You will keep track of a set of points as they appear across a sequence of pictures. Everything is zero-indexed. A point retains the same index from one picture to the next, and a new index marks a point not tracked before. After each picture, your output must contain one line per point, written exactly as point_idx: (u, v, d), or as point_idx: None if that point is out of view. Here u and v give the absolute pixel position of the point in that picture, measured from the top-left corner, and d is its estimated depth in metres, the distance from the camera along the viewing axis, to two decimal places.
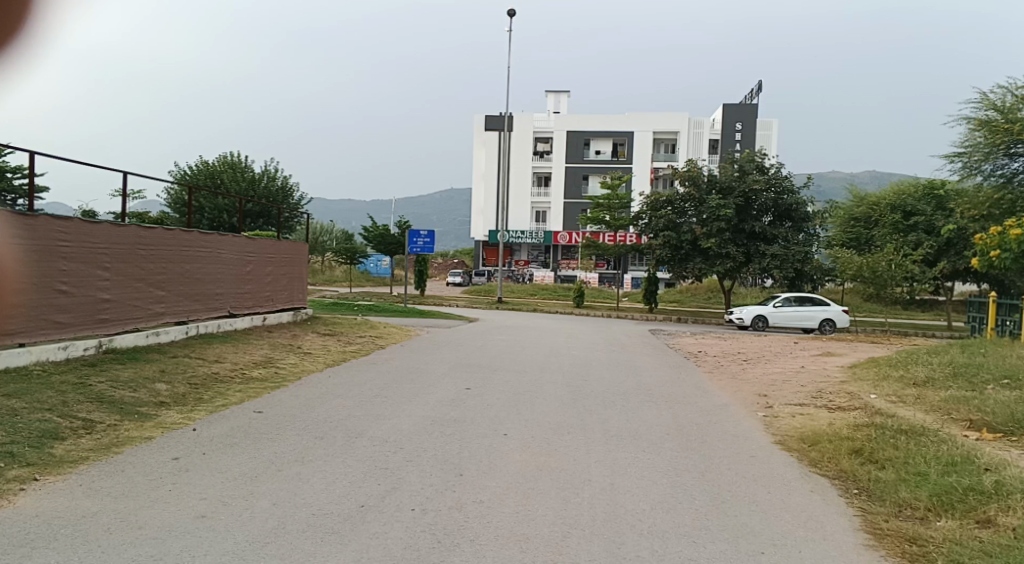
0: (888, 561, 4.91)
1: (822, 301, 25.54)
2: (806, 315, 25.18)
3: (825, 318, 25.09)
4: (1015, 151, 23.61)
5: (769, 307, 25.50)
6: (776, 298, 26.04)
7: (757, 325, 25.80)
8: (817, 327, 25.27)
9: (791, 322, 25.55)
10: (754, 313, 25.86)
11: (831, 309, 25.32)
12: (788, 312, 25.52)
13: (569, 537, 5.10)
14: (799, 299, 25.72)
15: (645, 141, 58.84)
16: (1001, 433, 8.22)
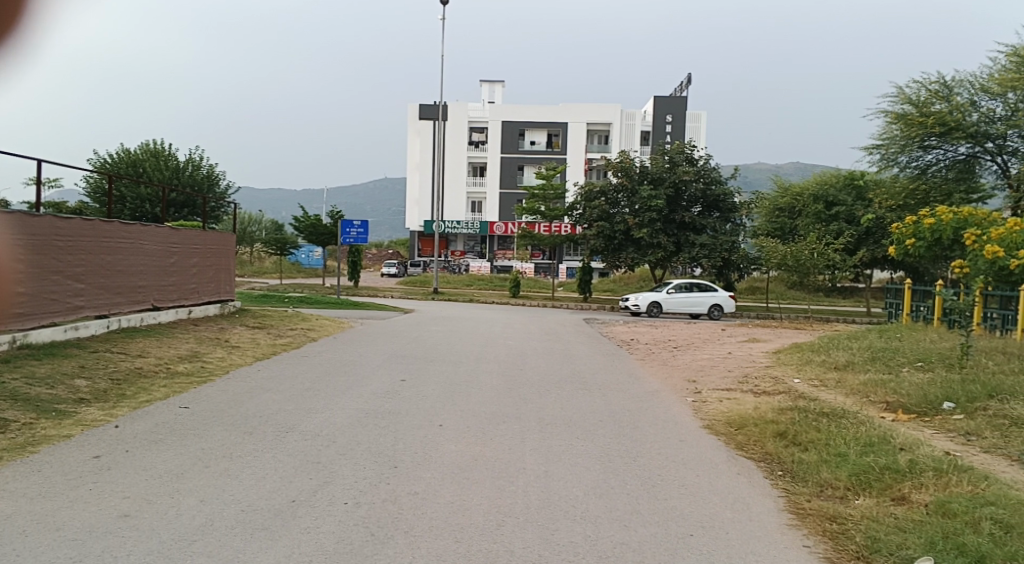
0: (810, 538, 5.09)
1: (710, 286, 26.69)
2: (698, 300, 26.07)
3: (715, 303, 26.19)
4: (929, 144, 24.70)
5: (665, 292, 26.02)
6: (666, 285, 26.68)
7: (652, 310, 26.20)
8: (707, 312, 26.28)
9: (682, 308, 26.30)
10: (649, 299, 26.27)
11: (718, 295, 26.52)
12: (681, 297, 26.23)
13: (504, 526, 5.12)
14: (688, 285, 26.61)
15: (579, 132, 59.34)
16: (915, 414, 8.62)
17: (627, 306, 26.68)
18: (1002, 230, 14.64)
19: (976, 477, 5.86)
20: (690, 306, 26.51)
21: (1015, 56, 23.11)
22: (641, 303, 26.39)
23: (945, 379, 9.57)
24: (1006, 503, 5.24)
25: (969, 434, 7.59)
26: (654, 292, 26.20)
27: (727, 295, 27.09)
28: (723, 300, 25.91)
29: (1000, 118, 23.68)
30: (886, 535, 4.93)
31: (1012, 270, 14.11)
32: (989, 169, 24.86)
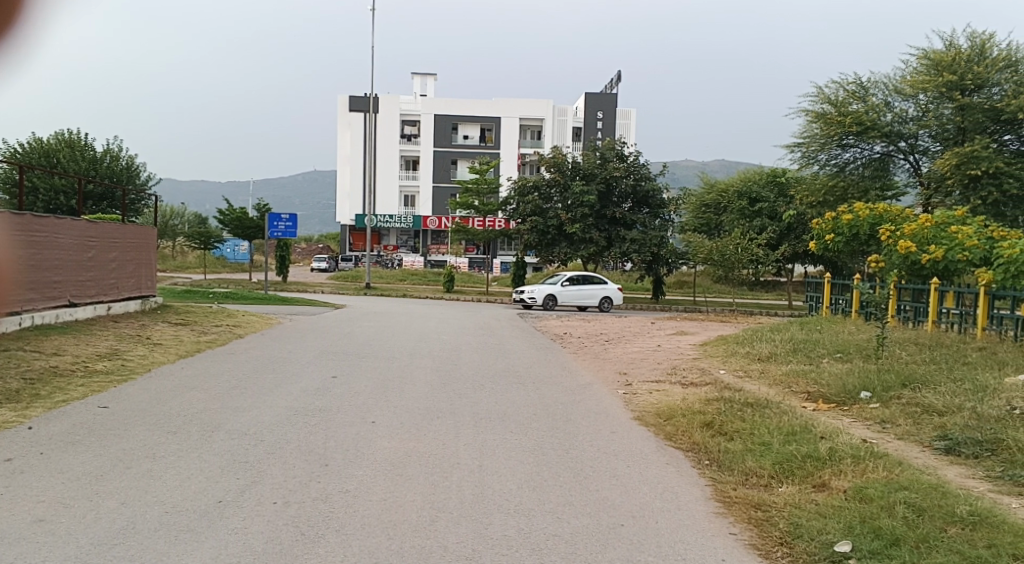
0: (736, 526, 5.23)
1: (601, 279, 27.07)
2: (591, 293, 26.24)
3: (607, 295, 26.58)
4: (846, 143, 25.71)
5: (561, 285, 26.02)
6: (560, 278, 26.61)
7: (549, 303, 26.13)
8: (598, 304, 26.60)
9: (576, 300, 26.42)
10: (545, 292, 26.17)
11: (608, 288, 26.94)
12: (574, 290, 26.37)
13: (438, 522, 5.10)
14: (579, 278, 26.82)
15: (511, 127, 59.50)
16: (833, 403, 8.96)
17: (523, 300, 26.45)
18: (913, 226, 15.30)
19: (891, 463, 6.13)
20: (581, 298, 26.73)
21: (925, 60, 24.23)
22: (537, 297, 26.26)
23: (861, 369, 9.98)
24: (917, 487, 5.49)
25: (885, 422, 7.92)
26: (550, 285, 26.07)
27: (616, 287, 27.62)
28: (613, 292, 26.33)
29: (912, 118, 24.88)
30: (807, 521, 5.11)
31: (924, 264, 14.76)
32: (901, 167, 25.99)
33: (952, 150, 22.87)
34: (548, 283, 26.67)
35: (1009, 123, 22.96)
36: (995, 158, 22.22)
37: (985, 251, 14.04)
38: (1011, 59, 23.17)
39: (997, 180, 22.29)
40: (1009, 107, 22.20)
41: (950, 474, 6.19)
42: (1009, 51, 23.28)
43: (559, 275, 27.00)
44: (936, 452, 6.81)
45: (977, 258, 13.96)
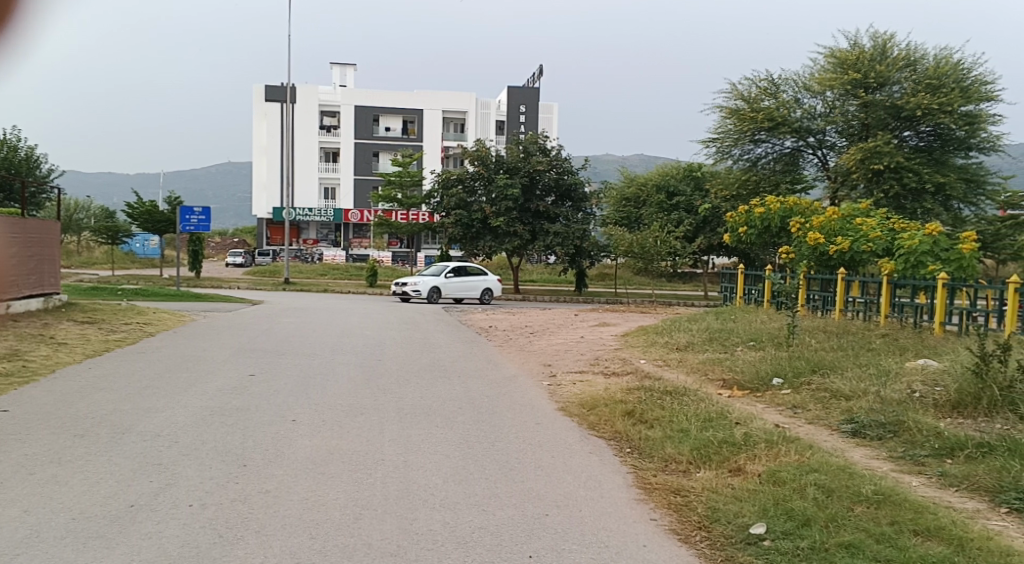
0: (657, 511, 5.35)
1: (480, 270, 26.74)
2: (475, 285, 25.89)
3: (488, 287, 26.33)
4: (759, 138, 26.58)
5: (445, 277, 25.38)
6: (442, 269, 25.91)
7: (434, 296, 25.32)
8: (480, 295, 26.24)
9: (459, 292, 25.84)
10: (431, 285, 25.22)
11: (488, 279, 26.66)
12: (458, 282, 25.81)
13: (362, 519, 5.03)
14: (459, 269, 26.21)
15: (434, 120, 59.14)
16: (748, 390, 9.26)
17: (405, 292, 25.27)
18: (822, 219, 15.92)
19: (802, 447, 6.38)
20: (462, 289, 26.26)
21: (832, 58, 25.23)
22: (421, 288, 25.23)
23: (774, 356, 10.34)
24: (827, 469, 5.73)
25: (796, 407, 8.23)
26: (434, 277, 25.26)
27: (494, 278, 27.44)
28: (494, 284, 26.18)
29: (820, 115, 25.86)
30: (725, 505, 5.26)
31: (832, 255, 15.38)
32: (810, 162, 26.96)
33: (857, 145, 23.99)
34: (429, 273, 25.72)
35: (908, 120, 24.15)
36: (896, 153, 23.36)
37: (887, 242, 14.74)
38: (910, 58, 24.35)
39: (898, 174, 23.42)
40: (908, 104, 23.36)
41: (857, 455, 6.48)
42: (908, 50, 24.46)
43: (439, 267, 26.26)
44: (844, 435, 7.13)
45: (881, 249, 14.64)
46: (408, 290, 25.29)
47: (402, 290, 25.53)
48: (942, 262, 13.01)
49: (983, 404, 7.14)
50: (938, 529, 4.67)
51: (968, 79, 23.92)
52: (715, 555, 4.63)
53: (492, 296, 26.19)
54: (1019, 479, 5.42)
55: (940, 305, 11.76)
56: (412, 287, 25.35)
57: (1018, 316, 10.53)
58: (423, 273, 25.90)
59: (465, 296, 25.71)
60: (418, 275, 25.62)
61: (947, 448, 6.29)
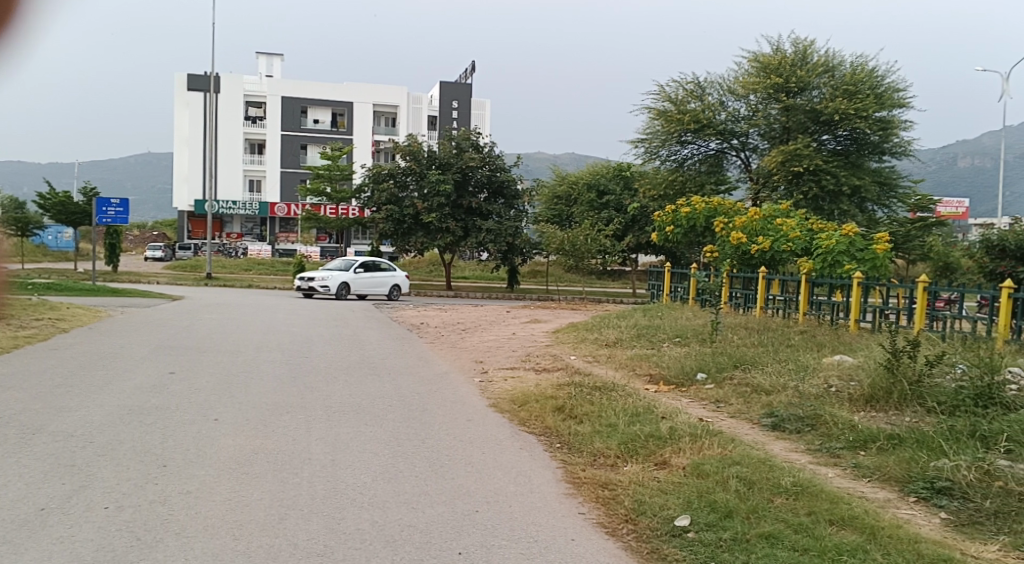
0: (585, 505, 5.42)
1: (389, 266, 26.34)
2: (384, 281, 25.52)
3: (396, 283, 26.00)
4: (685, 139, 27.13)
5: (353, 272, 24.93)
6: (350, 264, 25.42)
7: (343, 291, 24.79)
8: (389, 292, 25.84)
9: (368, 288, 25.40)
10: (339, 281, 24.69)
11: (396, 275, 26.29)
12: (367, 277, 25.36)
13: (287, 519, 4.94)
14: (367, 264, 25.78)
15: (364, 113, 58.34)
16: (673, 385, 9.48)
17: (312, 286, 24.59)
18: (744, 219, 16.35)
19: (724, 440, 6.55)
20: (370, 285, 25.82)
21: (755, 63, 25.98)
22: (329, 284, 24.65)
23: (699, 352, 10.61)
24: (748, 462, 5.91)
25: (719, 401, 8.46)
26: (343, 272, 24.77)
27: (402, 274, 27.05)
28: (402, 281, 25.86)
29: (743, 118, 26.54)
30: (651, 498, 5.35)
31: (754, 254, 15.86)
32: (733, 164, 27.70)
33: (778, 148, 24.77)
34: (337, 268, 25.18)
35: (827, 124, 25.01)
36: (815, 156, 24.23)
37: (806, 242, 15.26)
38: (829, 64, 25.29)
39: (816, 176, 24.28)
40: (827, 109, 24.21)
41: (777, 448, 6.70)
42: (826, 57, 25.40)
43: (347, 262, 25.76)
44: (764, 428, 7.36)
45: (800, 248, 15.15)
46: (315, 285, 24.62)
47: (308, 284, 24.82)
48: (858, 262, 13.57)
49: (894, 397, 7.47)
50: (852, 518, 4.87)
51: (882, 86, 24.97)
52: (641, 548, 4.71)
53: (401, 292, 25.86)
54: (925, 469, 5.71)
55: (855, 303, 12.28)
56: (319, 282, 24.72)
57: (927, 313, 11.07)
58: (330, 268, 25.36)
59: (373, 292, 25.29)
60: (325, 270, 25.04)
61: (860, 440, 6.56)
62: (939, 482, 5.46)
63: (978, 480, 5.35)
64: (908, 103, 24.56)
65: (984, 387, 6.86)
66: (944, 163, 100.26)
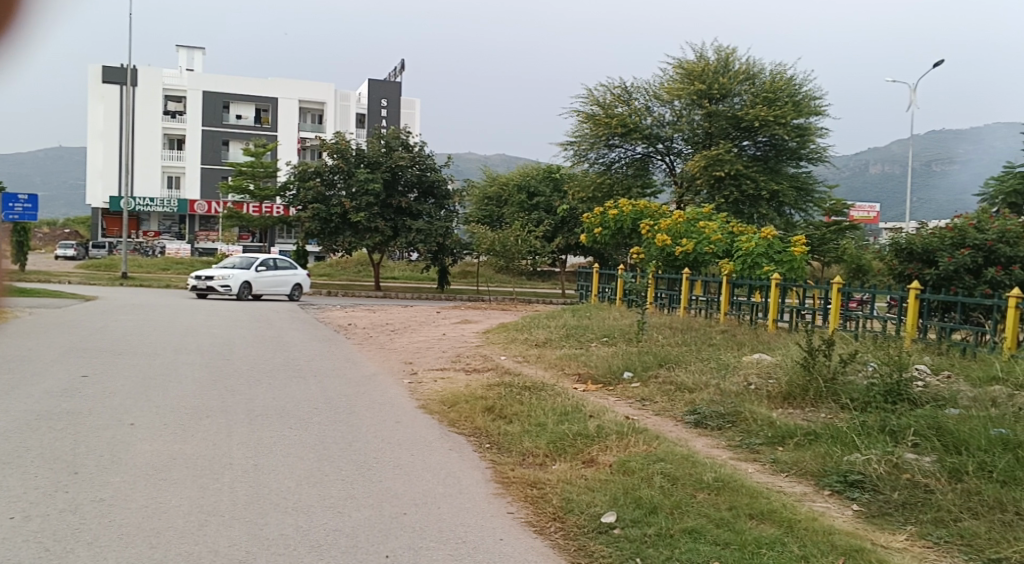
0: (513, 505, 5.44)
1: (289, 264, 25.37)
2: (286, 280, 24.60)
3: (298, 282, 25.14)
4: (613, 143, 27.52)
5: (256, 270, 23.80)
6: (250, 263, 24.22)
7: (244, 292, 23.57)
8: (290, 291, 24.93)
9: (269, 288, 24.37)
10: (242, 280, 23.44)
11: (297, 274, 25.34)
12: (269, 276, 24.31)
13: (208, 526, 4.80)
14: (267, 263, 24.68)
15: (289, 109, 56.99)
16: (601, 384, 9.60)
17: (211, 286, 23.11)
18: (669, 221, 16.65)
19: (650, 437, 6.67)
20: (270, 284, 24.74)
21: (679, 69, 26.56)
22: (230, 283, 23.33)
23: (626, 351, 10.77)
24: (672, 458, 6.03)
25: (645, 400, 8.62)
26: (244, 271, 23.52)
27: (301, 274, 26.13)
28: (304, 280, 25.10)
29: (668, 122, 27.05)
30: (578, 496, 5.39)
31: (678, 256, 16.22)
32: (659, 168, 28.24)
33: (701, 153, 25.37)
34: (237, 267, 23.86)
35: (747, 130, 25.74)
36: (736, 161, 24.92)
37: (727, 244, 15.67)
38: (749, 72, 26.05)
39: (737, 181, 24.99)
40: (748, 116, 24.98)
41: (700, 445, 6.86)
42: (747, 65, 26.16)
43: (245, 260, 24.48)
44: (687, 425, 7.54)
45: (722, 250, 15.56)
46: (214, 283, 23.17)
47: (206, 283, 23.33)
48: (777, 264, 14.04)
49: (810, 394, 7.75)
50: (770, 512, 5.03)
51: (799, 94, 25.89)
52: (568, 546, 4.74)
53: (304, 292, 25.05)
54: (839, 463, 5.94)
55: (773, 303, 12.69)
56: (218, 281, 23.28)
57: (841, 313, 11.53)
58: (228, 266, 23.98)
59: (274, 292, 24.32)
60: (224, 267, 23.66)
61: (778, 436, 6.78)
62: (851, 476, 5.70)
63: (887, 472, 5.60)
64: (823, 111, 25.53)
65: (893, 383, 7.18)
66: (858, 169, 104.46)
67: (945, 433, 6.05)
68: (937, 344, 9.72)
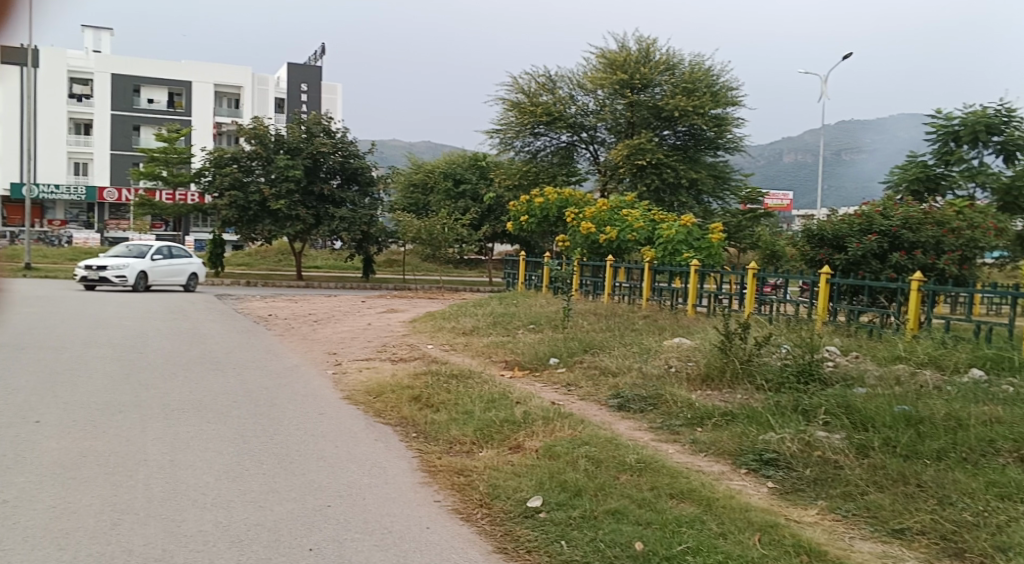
0: (440, 493, 5.43)
1: (186, 252, 24.26)
2: (183, 269, 23.54)
3: (196, 271, 24.09)
4: (538, 131, 27.64)
5: (153, 260, 22.60)
6: (144, 251, 22.92)
7: (141, 283, 22.34)
8: (189, 281, 23.88)
9: (166, 278, 23.20)
10: (138, 270, 22.17)
11: (193, 262, 24.22)
12: (165, 265, 23.16)
13: (121, 524, 4.63)
14: (162, 251, 23.45)
15: (205, 93, 55.07)
16: (528, 370, 9.65)
17: (104, 277, 21.71)
18: (593, 209, 16.82)
19: (575, 422, 6.76)
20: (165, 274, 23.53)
21: (602, 58, 26.81)
22: (126, 274, 22.00)
23: (552, 338, 10.86)
24: (596, 441, 6.13)
25: (570, 385, 8.72)
26: (140, 261, 22.26)
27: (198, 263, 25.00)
28: (202, 269, 24.11)
29: (592, 111, 27.29)
30: (504, 482, 5.42)
31: (602, 244, 16.42)
32: (583, 156, 28.50)
33: (624, 142, 25.76)
34: (131, 256, 22.51)
35: (667, 120, 26.27)
36: (657, 150, 25.39)
37: (649, 232, 15.96)
38: (669, 63, 26.50)
39: (658, 170, 25.45)
40: (668, 105, 25.47)
41: (623, 428, 6.98)
42: (667, 55, 26.59)
43: (136, 248, 23.11)
44: (611, 409, 7.67)
45: (644, 237, 15.83)
46: (108, 274, 21.72)
47: (97, 274, 21.81)
48: (695, 251, 14.39)
49: (727, 375, 7.99)
50: (690, 491, 5.16)
51: (716, 85, 26.56)
52: (495, 532, 4.77)
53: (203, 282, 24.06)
54: (755, 442, 6.15)
55: (693, 289, 13.03)
56: (111, 272, 21.89)
57: (756, 298, 11.92)
58: (119, 255, 22.57)
59: (171, 283, 23.22)
60: (115, 257, 22.23)
61: (698, 417, 6.97)
62: (766, 454, 5.91)
63: (799, 450, 5.82)
64: (739, 101, 26.25)
65: (805, 364, 7.48)
66: (773, 159, 107.85)
67: (853, 411, 6.33)
68: (845, 326, 10.16)
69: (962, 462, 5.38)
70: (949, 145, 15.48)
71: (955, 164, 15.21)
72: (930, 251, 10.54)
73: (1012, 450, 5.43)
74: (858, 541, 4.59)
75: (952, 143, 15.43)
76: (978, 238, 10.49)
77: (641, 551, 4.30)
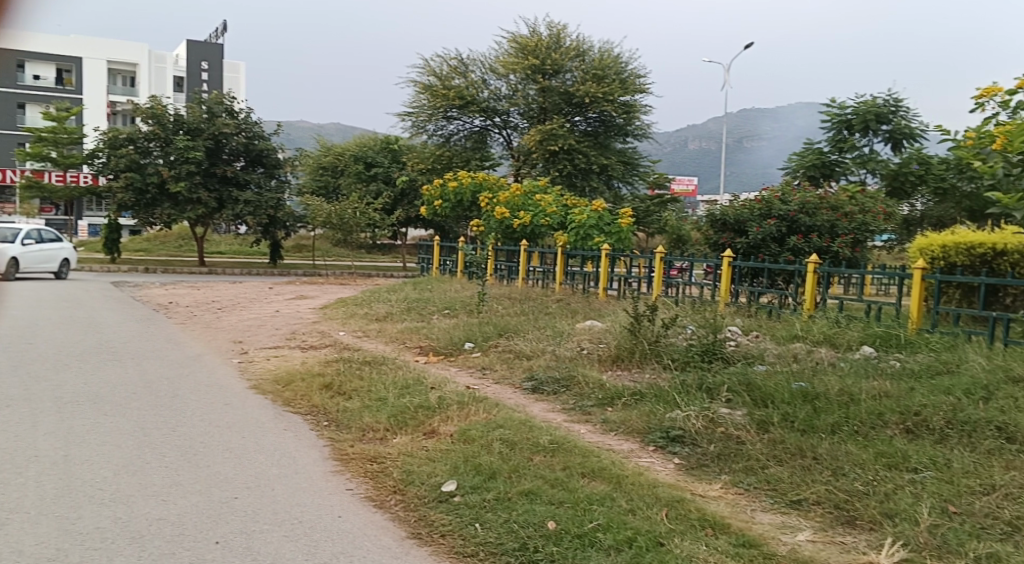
0: (352, 481, 5.36)
1: (56, 236, 22.93)
2: (55, 255, 22.25)
3: (68, 257, 22.85)
4: (451, 115, 27.44)
5: (24, 245, 21.21)
6: (13, 235, 21.44)
7: (11, 270, 20.93)
8: (61, 268, 22.59)
9: (36, 265, 21.86)
10: (9, 257, 20.77)
11: (64, 247, 22.96)
12: (36, 251, 21.79)
13: (9, 524, 4.39)
14: (30, 236, 22.02)
15: (96, 70, 52.29)
16: (442, 355, 9.62)
17: None
18: (507, 194, 16.83)
19: (489, 406, 6.78)
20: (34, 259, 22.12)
21: (514, 43, 26.83)
22: None
23: (466, 322, 10.86)
24: (510, 424, 6.17)
25: (485, 369, 8.74)
26: (10, 247, 20.85)
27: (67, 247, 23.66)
28: (74, 254, 22.92)
29: (504, 96, 27.27)
30: (418, 467, 5.39)
31: (516, 228, 16.48)
32: (496, 141, 28.52)
33: (536, 127, 25.88)
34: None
35: (578, 106, 26.54)
36: (569, 136, 25.63)
37: (562, 217, 16.10)
38: (580, 49, 26.73)
39: (570, 155, 25.69)
40: (579, 91, 25.72)
41: (537, 410, 7.05)
42: (578, 41, 26.81)
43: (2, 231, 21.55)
44: (525, 392, 7.73)
45: (557, 222, 15.97)
46: None
47: None
48: (606, 235, 14.61)
49: (637, 356, 8.18)
50: (601, 469, 5.27)
51: (625, 72, 26.98)
52: (409, 518, 4.74)
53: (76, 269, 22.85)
54: (662, 420, 6.32)
55: (604, 272, 13.28)
56: None
57: (664, 280, 12.24)
58: None
59: (41, 270, 21.90)
60: None
61: (608, 397, 7.11)
62: (673, 431, 6.08)
63: (704, 427, 6.02)
64: (647, 89, 26.76)
65: (709, 343, 7.74)
66: (680, 146, 110.57)
67: (754, 388, 6.58)
68: (747, 307, 10.54)
69: (854, 434, 5.68)
70: (843, 133, 16.20)
71: (848, 151, 15.96)
72: (825, 234, 11.04)
73: (899, 422, 5.76)
74: (759, 512, 4.80)
75: (845, 131, 16.18)
76: (869, 222, 11.07)
77: (554, 530, 4.37)
